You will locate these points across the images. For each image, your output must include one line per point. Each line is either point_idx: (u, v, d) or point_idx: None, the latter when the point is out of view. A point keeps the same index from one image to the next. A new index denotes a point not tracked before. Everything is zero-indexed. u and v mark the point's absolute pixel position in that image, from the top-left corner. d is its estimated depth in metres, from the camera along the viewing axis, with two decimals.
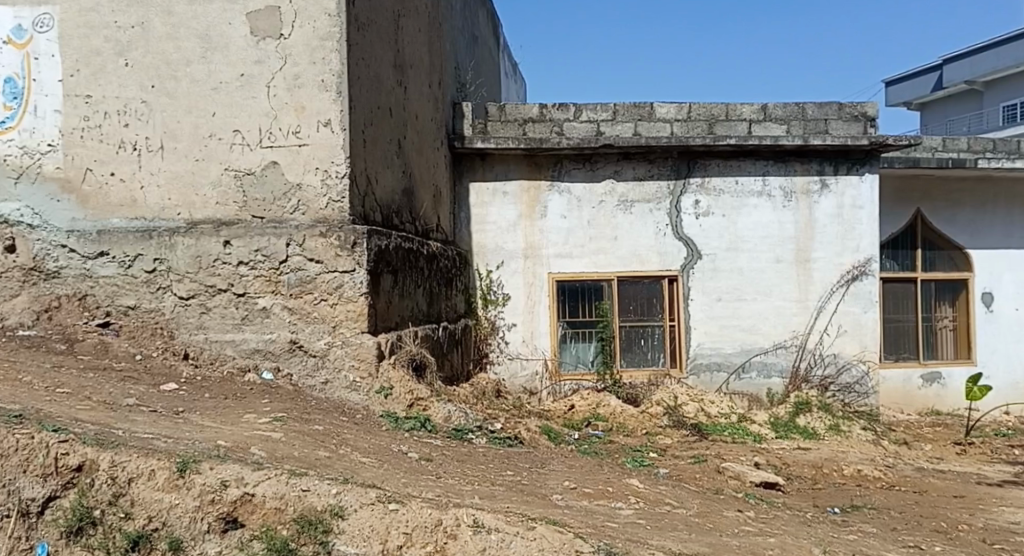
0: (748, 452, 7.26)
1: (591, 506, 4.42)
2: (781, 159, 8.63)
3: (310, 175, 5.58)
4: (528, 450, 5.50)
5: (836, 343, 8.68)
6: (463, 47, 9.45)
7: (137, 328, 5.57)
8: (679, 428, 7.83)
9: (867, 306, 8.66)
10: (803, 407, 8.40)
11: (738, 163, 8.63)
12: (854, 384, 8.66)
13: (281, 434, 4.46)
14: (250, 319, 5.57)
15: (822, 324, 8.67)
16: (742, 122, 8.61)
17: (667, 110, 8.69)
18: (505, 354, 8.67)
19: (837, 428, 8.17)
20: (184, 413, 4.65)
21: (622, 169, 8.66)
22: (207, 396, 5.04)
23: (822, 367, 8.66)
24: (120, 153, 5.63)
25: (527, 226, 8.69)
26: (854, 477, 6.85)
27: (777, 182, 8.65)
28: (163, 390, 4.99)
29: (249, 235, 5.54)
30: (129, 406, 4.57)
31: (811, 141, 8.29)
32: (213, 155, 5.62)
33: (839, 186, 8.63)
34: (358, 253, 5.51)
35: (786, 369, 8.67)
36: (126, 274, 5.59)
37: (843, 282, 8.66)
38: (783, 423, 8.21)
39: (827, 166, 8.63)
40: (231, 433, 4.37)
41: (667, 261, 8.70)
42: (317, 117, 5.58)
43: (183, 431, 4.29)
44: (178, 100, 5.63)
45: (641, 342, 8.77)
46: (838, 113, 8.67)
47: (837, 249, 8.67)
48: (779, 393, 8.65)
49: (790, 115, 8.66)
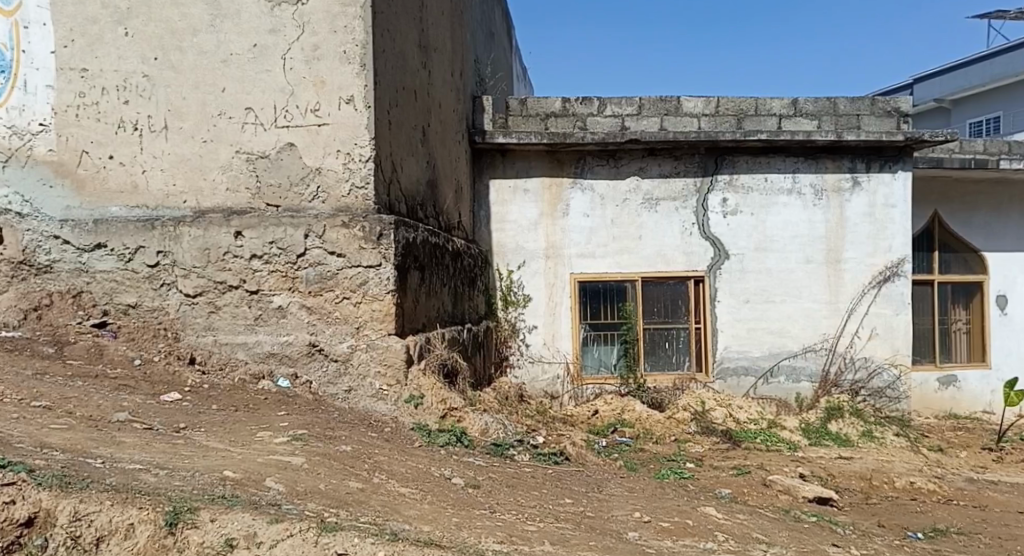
0: (789, 462, 6.64)
1: (676, 547, 3.90)
2: (811, 155, 8.04)
3: (330, 158, 5.03)
4: (576, 468, 4.93)
5: (867, 346, 8.09)
6: (481, 40, 8.89)
7: (138, 329, 4.98)
8: (709, 435, 7.24)
9: (900, 308, 8.07)
10: (835, 413, 7.83)
11: (768, 159, 8.05)
12: (885, 388, 8.08)
13: (302, 459, 3.87)
14: (264, 319, 4.99)
15: (853, 327, 8.09)
16: (772, 117, 8.08)
17: (694, 104, 8.13)
18: (527, 356, 8.08)
19: (870, 434, 7.58)
20: (186, 431, 4.06)
21: (647, 166, 8.08)
22: (214, 408, 4.45)
23: (852, 372, 8.08)
24: (120, 133, 5.07)
25: (549, 225, 8.10)
26: (908, 490, 6.27)
27: (808, 180, 8.05)
28: (163, 401, 4.39)
29: (262, 226, 4.97)
30: (120, 424, 3.99)
31: (845, 135, 7.72)
32: (223, 137, 5.06)
33: (871, 184, 8.03)
34: (385, 246, 4.94)
35: (816, 373, 8.08)
36: (126, 269, 5.01)
37: (875, 283, 8.07)
38: (816, 429, 7.62)
39: (859, 162, 8.03)
40: (241, 459, 3.78)
41: (693, 261, 8.11)
42: (338, 93, 5.03)
43: (180, 458, 3.69)
44: (183, 74, 5.06)
45: (665, 345, 8.18)
46: (871, 109, 8.11)
47: (869, 249, 8.07)
48: (808, 398, 8.06)
49: (821, 110, 8.09)
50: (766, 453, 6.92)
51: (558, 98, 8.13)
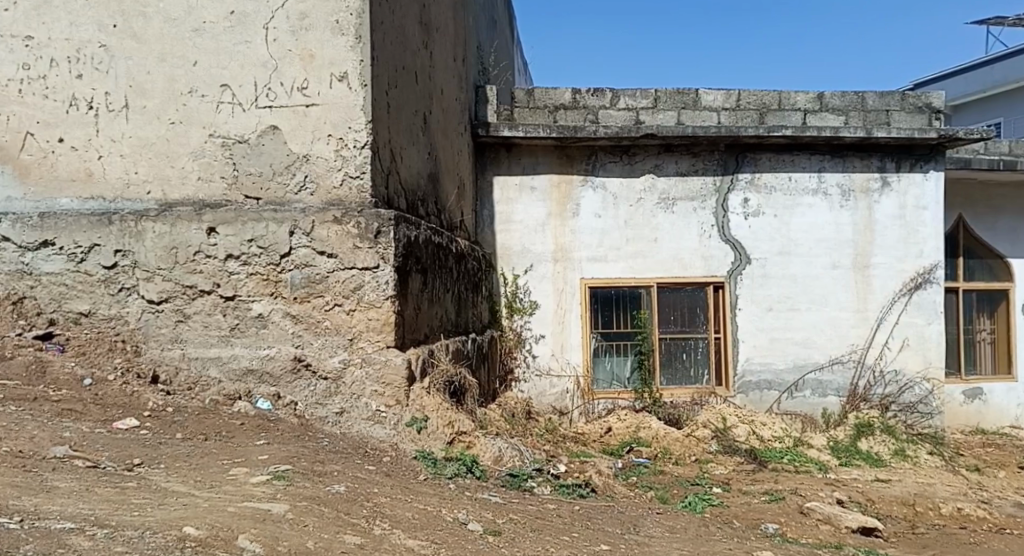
0: (823, 485, 5.83)
1: None
2: (838, 153, 7.30)
3: (320, 143, 4.32)
4: (605, 504, 4.20)
5: (898, 357, 7.35)
6: (484, 28, 8.21)
7: (89, 341, 4.23)
8: (733, 455, 6.49)
9: (932, 317, 7.35)
10: (865, 429, 7.05)
11: (793, 157, 7.30)
12: (916, 404, 7.33)
13: (286, 507, 3.09)
14: (241, 329, 4.25)
15: (883, 337, 7.35)
16: (796, 112, 7.29)
17: (714, 97, 7.31)
18: (534, 369, 7.24)
19: (903, 453, 6.81)
20: (140, 469, 3.32)
21: (663, 163, 7.30)
22: (178, 437, 3.71)
23: (881, 386, 7.33)
24: (72, 112, 4.36)
25: (558, 226, 7.30)
26: (956, 517, 5.49)
27: (834, 179, 7.32)
28: (115, 430, 3.65)
29: (239, 221, 4.24)
30: (57, 463, 3.24)
31: (875, 132, 6.96)
32: (193, 117, 4.35)
33: (901, 185, 7.32)
34: (383, 245, 4.23)
35: (843, 387, 7.33)
36: (77, 271, 4.27)
37: (906, 291, 7.34)
38: (845, 448, 6.83)
39: (888, 161, 7.32)
40: (206, 509, 2.99)
41: (713, 266, 7.32)
42: (329, 69, 4.32)
43: (127, 510, 2.90)
44: (148, 45, 4.35)
45: (682, 356, 7.37)
46: (901, 104, 7.33)
47: (900, 253, 7.35)
48: (836, 414, 7.28)
49: (848, 105, 7.33)
50: (796, 476, 6.10)
51: (568, 89, 7.31)
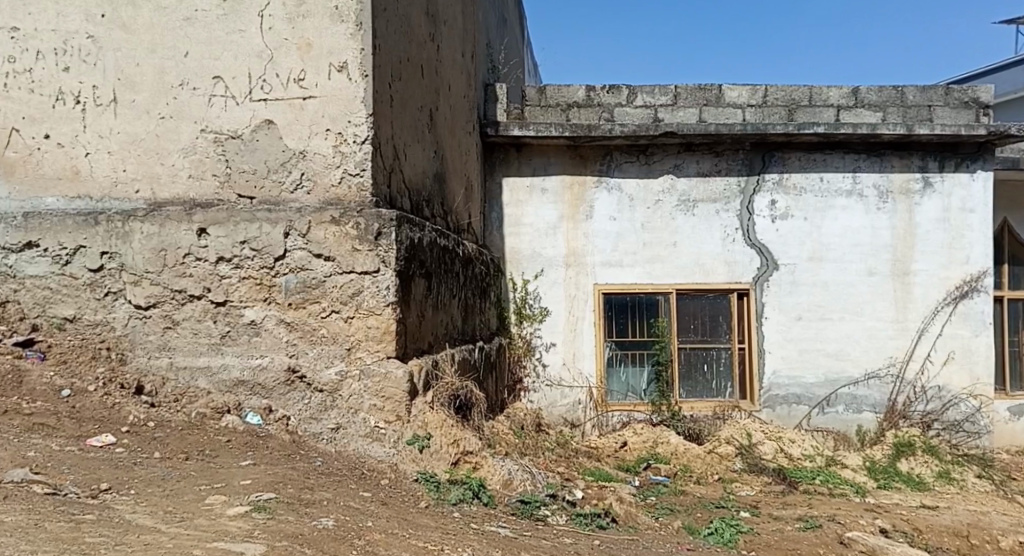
0: (863, 512, 5.52)
1: None
2: (874, 151, 6.99)
3: (317, 139, 4.07)
4: (627, 537, 3.88)
5: (941, 373, 7.02)
6: (494, 26, 7.96)
7: (72, 349, 3.98)
8: (760, 475, 6.19)
9: (979, 329, 7.01)
10: (906, 449, 6.75)
11: (825, 155, 6.99)
12: (962, 422, 7.01)
13: (262, 548, 2.79)
14: (233, 337, 4.00)
15: (925, 350, 7.02)
16: (828, 108, 6.97)
17: (739, 93, 7.01)
18: (544, 379, 6.96)
19: (948, 476, 6.52)
20: (105, 497, 3.05)
21: (683, 163, 7.01)
22: (156, 458, 3.46)
23: (922, 402, 7.01)
24: (58, 107, 4.13)
25: (570, 228, 7.01)
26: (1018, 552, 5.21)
27: (869, 180, 7.00)
28: (87, 450, 3.41)
29: (231, 221, 3.99)
30: (13, 490, 2.97)
31: (917, 129, 6.67)
32: (184, 112, 4.11)
33: (945, 186, 7.00)
34: (383, 247, 3.96)
35: (880, 403, 7.00)
36: (62, 274, 4.03)
37: (950, 301, 7.01)
38: (882, 469, 6.54)
39: (930, 161, 7.00)
40: (169, 551, 2.68)
41: (736, 272, 7.01)
42: (328, 58, 4.08)
43: (76, 552, 2.59)
44: (137, 35, 4.12)
45: (703, 368, 7.08)
46: (944, 98, 7.02)
47: (942, 260, 7.01)
48: (872, 432, 6.98)
49: (886, 100, 7.01)
50: (831, 500, 5.82)
51: (581, 87, 7.03)
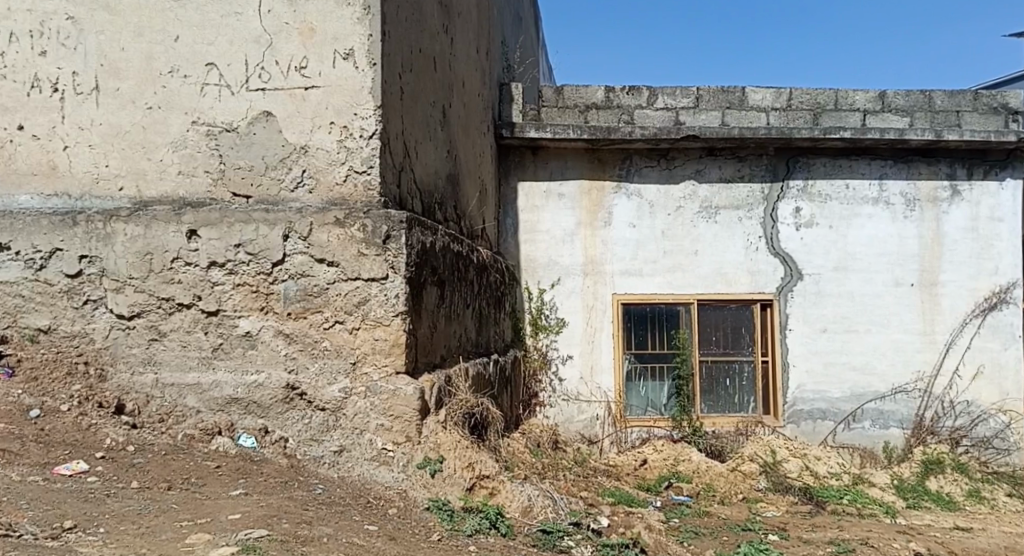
0: (896, 534, 5.10)
1: None
2: (901, 157, 6.62)
3: (320, 133, 3.71)
4: None
5: (970, 388, 6.60)
6: (509, 27, 7.64)
7: (44, 364, 3.60)
8: (785, 494, 5.78)
9: (1009, 342, 6.61)
10: (935, 467, 6.32)
11: (851, 161, 6.63)
12: (992, 439, 6.58)
13: None
14: (226, 350, 3.63)
15: (952, 364, 6.60)
16: (854, 112, 6.59)
17: (762, 96, 6.64)
18: (560, 394, 6.57)
19: (978, 495, 6.10)
20: (69, 537, 2.68)
21: (705, 168, 6.65)
22: (132, 488, 3.08)
23: (950, 418, 6.59)
24: (34, 95, 3.77)
25: (587, 236, 6.64)
26: None
27: (896, 187, 6.63)
28: (55, 479, 3.04)
29: (224, 222, 3.62)
30: None
31: (946, 134, 6.30)
32: (173, 102, 3.75)
33: (973, 194, 6.63)
34: (394, 251, 3.60)
35: (908, 418, 6.58)
36: (36, 279, 3.66)
37: (977, 313, 6.61)
38: (912, 487, 6.12)
39: (959, 167, 6.63)
40: None
41: (760, 281, 6.61)
42: (333, 44, 3.72)
43: None
44: (123, 18, 3.77)
45: (726, 382, 6.67)
46: (973, 104, 6.64)
47: (971, 270, 6.63)
48: (899, 449, 6.56)
49: (913, 105, 6.62)
50: (861, 521, 5.36)
51: (600, 87, 6.66)
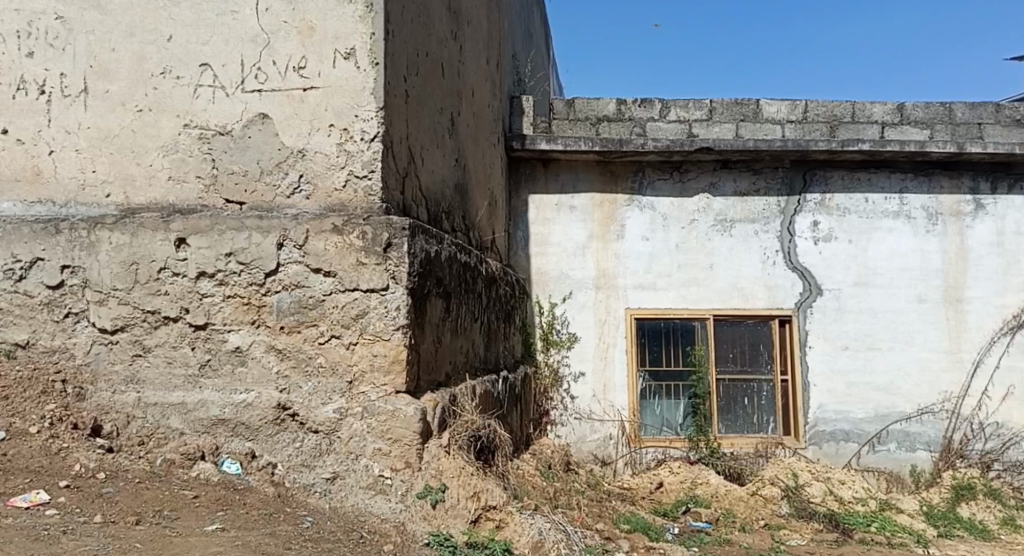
0: None
1: None
2: (922, 171, 6.34)
3: (320, 135, 3.47)
4: None
5: (1001, 409, 6.27)
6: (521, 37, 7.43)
7: (20, 382, 3.36)
8: (809, 520, 5.46)
9: None
10: (967, 493, 5.99)
11: (871, 174, 6.34)
12: None
13: None
14: (214, 367, 3.39)
15: (982, 385, 6.27)
16: (872, 125, 6.31)
17: (777, 108, 6.38)
18: (572, 412, 6.29)
19: (1015, 523, 5.74)
20: None
21: (719, 181, 6.38)
22: (94, 522, 2.85)
23: (981, 441, 6.25)
24: (19, 97, 3.56)
25: (600, 249, 6.38)
26: None
27: (917, 202, 6.34)
28: (8, 514, 2.84)
29: (214, 230, 3.39)
30: None
31: (968, 147, 6.00)
32: (164, 104, 3.52)
33: (998, 208, 6.33)
34: (396, 259, 3.35)
35: (936, 440, 6.24)
36: (15, 291, 3.44)
37: (1006, 332, 6.28)
38: (942, 514, 5.79)
39: (982, 182, 6.34)
40: None
41: (778, 298, 6.32)
42: (333, 43, 3.49)
43: None
44: (114, 16, 3.56)
45: (744, 401, 6.36)
46: (996, 116, 6.35)
47: (1000, 287, 6.31)
48: (927, 473, 6.23)
49: (932, 117, 6.34)
50: (891, 551, 5.03)
51: (612, 99, 6.41)
